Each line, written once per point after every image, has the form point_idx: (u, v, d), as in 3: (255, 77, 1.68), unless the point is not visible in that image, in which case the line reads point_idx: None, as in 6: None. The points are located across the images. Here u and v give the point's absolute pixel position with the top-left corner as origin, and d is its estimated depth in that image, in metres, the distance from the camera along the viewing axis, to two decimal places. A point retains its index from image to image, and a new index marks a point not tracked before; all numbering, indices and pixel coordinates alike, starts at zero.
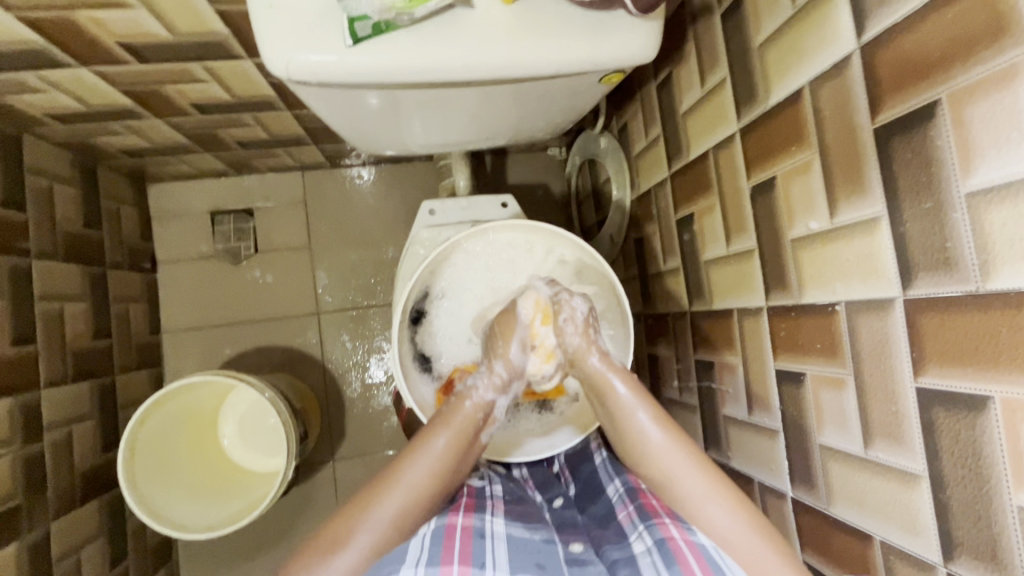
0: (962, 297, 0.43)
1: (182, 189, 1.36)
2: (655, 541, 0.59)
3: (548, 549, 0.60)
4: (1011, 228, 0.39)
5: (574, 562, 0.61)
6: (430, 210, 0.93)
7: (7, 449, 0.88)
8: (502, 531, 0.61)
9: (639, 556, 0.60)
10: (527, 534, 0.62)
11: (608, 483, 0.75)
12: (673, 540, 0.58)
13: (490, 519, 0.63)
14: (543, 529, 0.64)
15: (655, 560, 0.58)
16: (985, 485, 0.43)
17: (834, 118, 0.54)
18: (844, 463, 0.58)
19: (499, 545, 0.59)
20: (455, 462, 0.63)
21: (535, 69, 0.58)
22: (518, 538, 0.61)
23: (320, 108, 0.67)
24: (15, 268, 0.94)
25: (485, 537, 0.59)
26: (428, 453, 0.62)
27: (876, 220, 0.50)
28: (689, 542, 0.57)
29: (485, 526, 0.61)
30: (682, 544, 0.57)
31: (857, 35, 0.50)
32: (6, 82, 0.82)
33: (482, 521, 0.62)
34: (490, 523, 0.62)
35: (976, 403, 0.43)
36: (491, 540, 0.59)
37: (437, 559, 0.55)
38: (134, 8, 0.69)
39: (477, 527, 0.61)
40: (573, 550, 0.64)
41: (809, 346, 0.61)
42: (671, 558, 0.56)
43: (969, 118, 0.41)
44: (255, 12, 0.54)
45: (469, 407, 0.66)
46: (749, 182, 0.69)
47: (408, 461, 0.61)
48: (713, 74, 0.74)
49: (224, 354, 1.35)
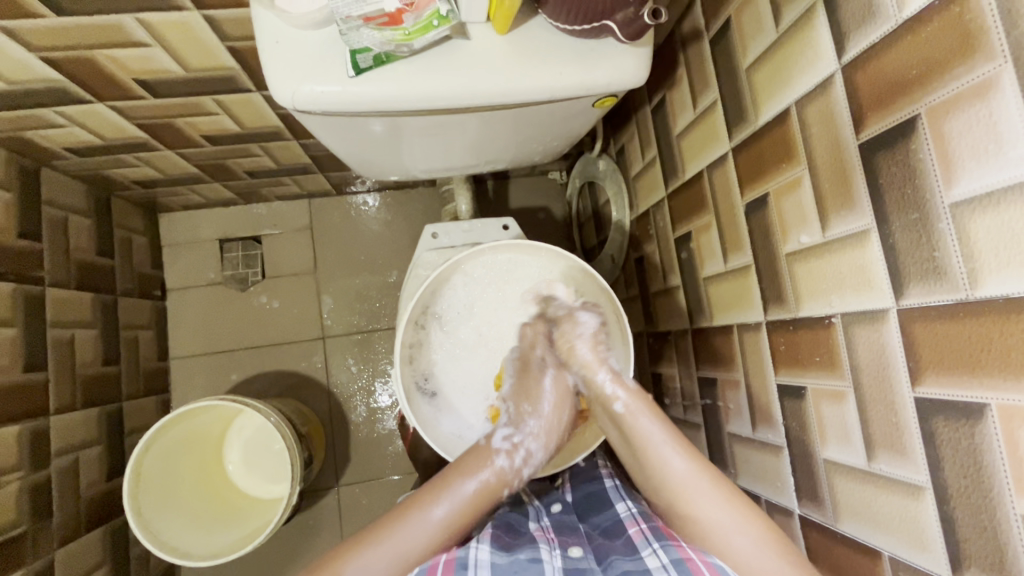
0: (953, 305, 0.44)
1: (192, 218, 1.39)
2: (672, 558, 0.56)
3: (535, 570, 0.57)
4: (996, 236, 0.40)
5: (572, 572, 0.59)
6: (432, 234, 0.95)
7: (14, 476, 0.89)
8: (488, 559, 0.58)
9: (654, 570, 0.56)
10: (510, 557, 0.59)
11: (619, 499, 0.72)
12: (692, 560, 0.55)
13: (474, 546, 0.60)
14: (531, 548, 0.61)
15: None
16: (987, 495, 0.43)
17: (821, 135, 0.56)
18: (849, 477, 0.57)
19: None
20: (480, 507, 0.66)
21: (529, 94, 0.61)
22: (502, 565, 0.58)
23: (326, 135, 0.70)
24: (30, 296, 0.96)
25: (468, 570, 0.57)
26: (455, 494, 0.65)
27: (866, 233, 0.51)
28: (707, 563, 0.55)
29: (468, 556, 0.58)
30: (700, 565, 0.54)
31: (839, 56, 0.52)
32: (26, 119, 0.86)
33: (466, 550, 0.59)
34: (473, 552, 0.59)
35: (972, 410, 0.43)
36: (475, 572, 0.57)
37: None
38: (149, 46, 0.72)
39: (460, 559, 0.58)
40: (571, 557, 0.62)
41: (809, 359, 0.61)
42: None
43: (947, 130, 0.43)
44: (263, 47, 0.57)
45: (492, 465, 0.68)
46: (743, 198, 0.70)
47: (438, 497, 0.65)
48: (705, 97, 0.76)
49: (230, 380, 1.36)
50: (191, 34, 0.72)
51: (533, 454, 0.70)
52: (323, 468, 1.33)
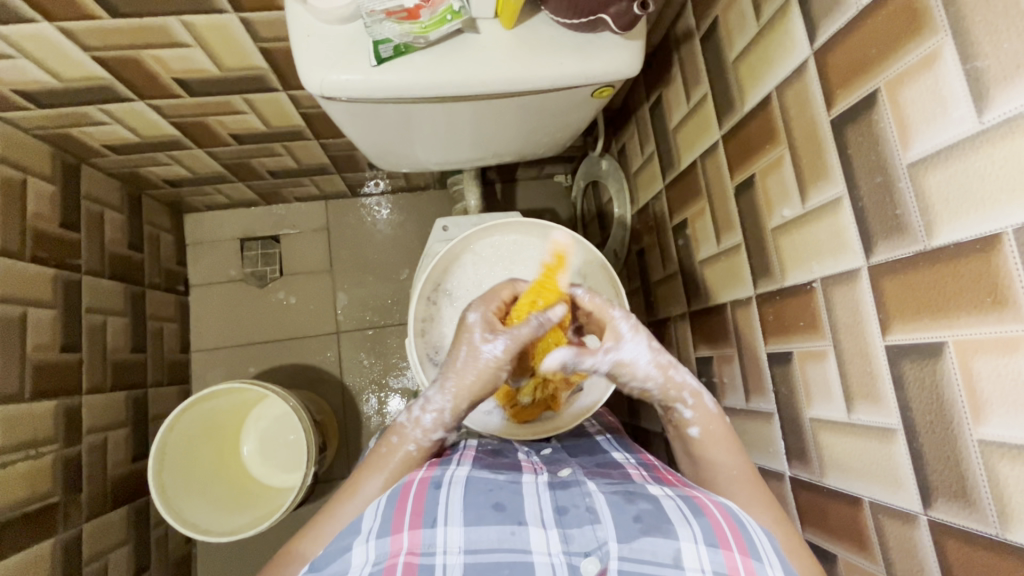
0: (914, 256, 0.48)
1: (215, 218, 1.46)
2: (677, 491, 0.58)
3: (512, 489, 0.58)
4: (946, 190, 0.45)
5: (558, 485, 0.60)
6: (443, 226, 1.01)
7: (49, 448, 0.95)
8: (463, 475, 0.59)
9: (659, 496, 0.57)
10: (491, 476, 0.60)
11: (613, 450, 0.76)
12: (698, 497, 0.56)
13: (452, 469, 0.61)
14: (515, 473, 0.62)
15: (679, 506, 0.55)
16: (949, 427, 0.47)
17: (799, 116, 0.61)
18: (831, 431, 0.61)
19: (455, 491, 0.56)
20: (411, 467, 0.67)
21: (533, 83, 0.67)
22: (479, 480, 0.58)
23: (348, 124, 0.76)
24: (68, 282, 1.03)
25: (442, 487, 0.57)
26: (383, 464, 0.66)
27: (839, 200, 0.56)
28: (714, 501, 0.55)
29: (444, 476, 0.59)
30: (708, 502, 0.55)
31: (811, 43, 0.58)
32: (73, 116, 0.94)
33: (443, 471, 0.60)
34: (449, 472, 0.60)
35: (933, 350, 0.47)
36: (448, 489, 0.57)
37: (389, 525, 0.53)
38: (190, 46, 0.80)
39: (435, 478, 0.59)
40: (558, 476, 0.63)
41: (794, 325, 0.66)
42: (698, 509, 0.54)
43: (903, 99, 0.48)
44: (295, 40, 0.64)
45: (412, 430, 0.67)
46: (732, 182, 0.76)
47: (369, 470, 0.66)
48: (697, 91, 0.82)
49: (248, 372, 1.41)
50: (228, 36, 0.79)
51: (437, 405, 0.67)
52: (335, 458, 1.38)
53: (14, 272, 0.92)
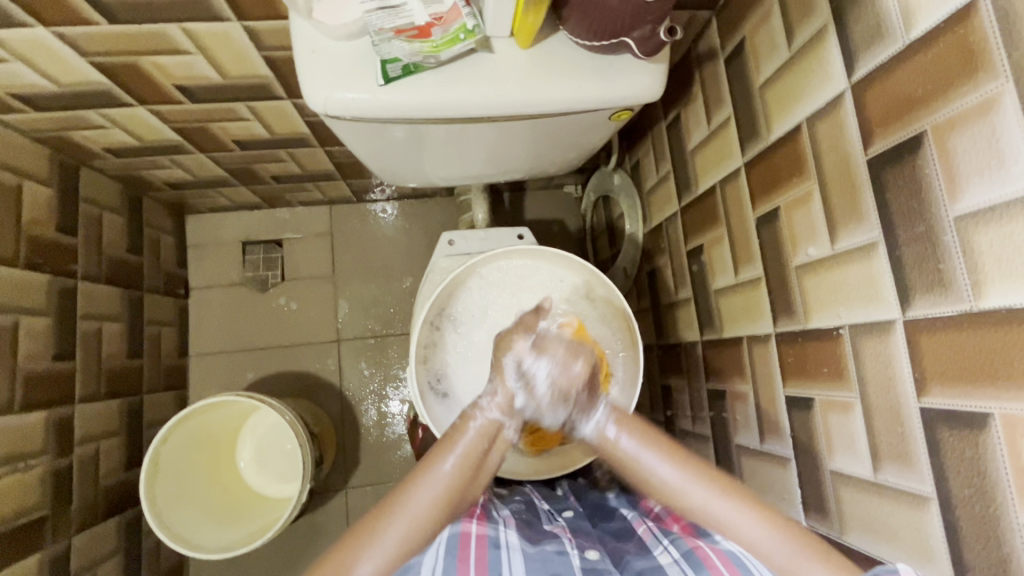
0: (958, 316, 0.45)
1: (217, 220, 1.43)
2: (682, 552, 0.58)
3: (563, 561, 0.58)
4: (998, 249, 0.42)
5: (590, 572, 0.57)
6: (449, 240, 0.98)
7: (39, 460, 0.92)
8: (518, 542, 0.60)
9: (666, 566, 0.58)
10: (538, 547, 0.60)
11: (625, 508, 0.74)
12: (700, 549, 0.57)
13: (504, 530, 0.62)
14: (556, 542, 0.62)
15: (681, 568, 0.56)
16: (991, 503, 0.43)
17: (832, 151, 0.57)
18: (855, 488, 0.57)
19: (515, 556, 0.58)
20: (465, 485, 0.62)
21: (548, 106, 0.64)
22: (532, 553, 0.59)
23: (353, 140, 0.73)
24: (63, 288, 1.01)
25: (501, 548, 0.59)
26: (435, 477, 0.61)
27: (873, 245, 0.53)
28: (716, 549, 0.57)
29: (500, 536, 0.61)
30: (709, 551, 0.57)
31: (849, 75, 0.54)
32: (72, 120, 0.91)
33: (497, 530, 0.61)
34: (504, 533, 0.61)
35: (976, 420, 0.44)
36: (508, 551, 0.59)
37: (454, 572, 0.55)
38: (191, 53, 0.77)
39: (492, 537, 0.60)
40: (588, 558, 0.60)
41: (816, 370, 0.62)
42: (699, 564, 0.56)
43: (953, 146, 0.44)
44: (299, 55, 0.61)
45: (474, 430, 0.64)
46: (754, 212, 0.72)
47: (418, 486, 0.61)
48: (718, 114, 0.78)
49: (246, 379, 1.39)
50: (231, 44, 0.76)
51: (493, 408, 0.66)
52: (332, 469, 1.35)
53: (6, 279, 0.89)
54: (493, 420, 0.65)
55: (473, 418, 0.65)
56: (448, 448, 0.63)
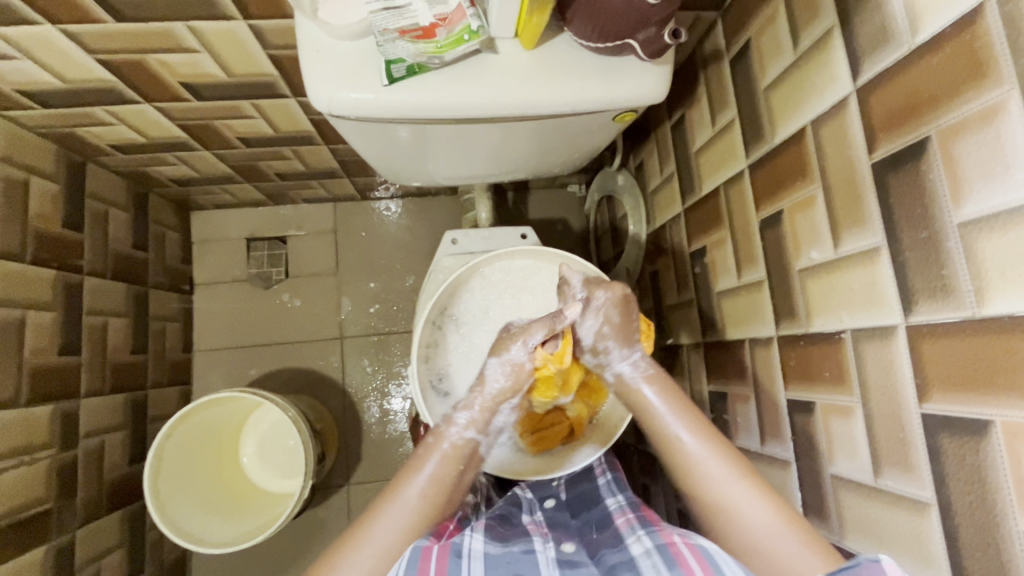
0: (960, 323, 0.45)
1: (222, 216, 1.44)
2: (655, 544, 0.57)
3: (528, 561, 0.57)
4: (1002, 255, 0.41)
5: (565, 564, 0.58)
6: (452, 239, 0.98)
7: (44, 453, 0.93)
8: (481, 548, 0.58)
9: (638, 558, 0.56)
10: (503, 549, 0.59)
11: (608, 495, 0.73)
12: (675, 545, 0.55)
13: (468, 536, 0.59)
14: (524, 542, 0.61)
15: (656, 562, 0.54)
16: (992, 510, 0.43)
17: (836, 154, 0.57)
18: (855, 492, 0.57)
19: (476, 565, 0.56)
20: (434, 503, 0.63)
21: (552, 107, 0.64)
22: (496, 555, 0.58)
23: (357, 139, 0.73)
24: (69, 282, 1.01)
25: (462, 556, 0.56)
26: (401, 501, 0.62)
27: (877, 250, 0.52)
28: (690, 545, 0.54)
29: (463, 543, 0.58)
30: (683, 548, 0.54)
31: (854, 79, 0.54)
32: (79, 116, 0.91)
33: (461, 538, 0.59)
34: (468, 540, 0.59)
35: (978, 427, 0.44)
36: (469, 560, 0.56)
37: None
38: (197, 51, 0.77)
39: (454, 545, 0.57)
40: (563, 551, 0.61)
41: (818, 374, 0.62)
42: (673, 561, 0.53)
43: (957, 152, 0.44)
44: (304, 55, 0.61)
45: (442, 452, 0.66)
46: (757, 214, 0.72)
47: (385, 513, 0.61)
48: (723, 115, 0.78)
49: (249, 375, 1.40)
50: (237, 43, 0.76)
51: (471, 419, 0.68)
52: (334, 466, 1.36)
53: (14, 275, 0.90)
54: (466, 438, 0.67)
55: (442, 439, 0.67)
56: (413, 472, 0.64)
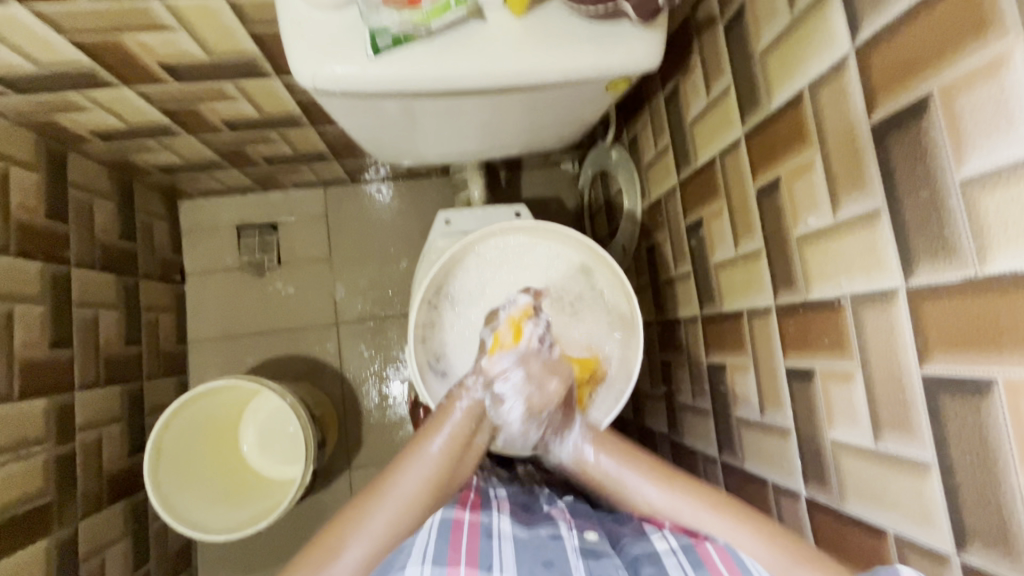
0: (962, 283, 0.44)
1: (211, 204, 1.42)
2: (681, 545, 0.59)
3: (556, 546, 0.57)
4: (1004, 211, 0.41)
5: (588, 555, 0.58)
6: (446, 219, 0.96)
7: (40, 447, 0.92)
8: (510, 530, 0.59)
9: (664, 553, 0.58)
10: (530, 533, 0.59)
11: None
12: (701, 547, 0.58)
13: (496, 516, 0.61)
14: (549, 526, 0.61)
15: (680, 561, 0.56)
16: (993, 468, 0.44)
17: (834, 118, 0.56)
18: (855, 457, 0.58)
19: (507, 546, 0.56)
20: (455, 461, 0.63)
21: (544, 78, 0.62)
22: (525, 540, 0.58)
23: (345, 117, 0.71)
24: (56, 275, 1.00)
25: (493, 536, 0.57)
26: (421, 458, 0.62)
27: (877, 213, 0.52)
28: (717, 547, 0.58)
29: (491, 524, 0.59)
30: (709, 550, 0.58)
31: (853, 38, 0.53)
32: (55, 102, 0.89)
33: (489, 518, 0.60)
34: (496, 521, 0.60)
35: (980, 386, 0.44)
36: (500, 540, 0.57)
37: (445, 557, 0.53)
38: (174, 29, 0.75)
39: (484, 525, 0.59)
40: (588, 541, 0.60)
41: (818, 342, 0.61)
42: (698, 563, 0.56)
43: (960, 108, 0.43)
44: (285, 29, 0.59)
45: (463, 412, 0.65)
46: (754, 183, 0.70)
47: (405, 467, 0.62)
48: (718, 83, 0.76)
49: (246, 363, 1.39)
50: (216, 19, 0.74)
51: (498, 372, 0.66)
52: (335, 452, 1.36)
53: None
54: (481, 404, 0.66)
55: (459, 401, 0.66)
56: (436, 429, 0.64)
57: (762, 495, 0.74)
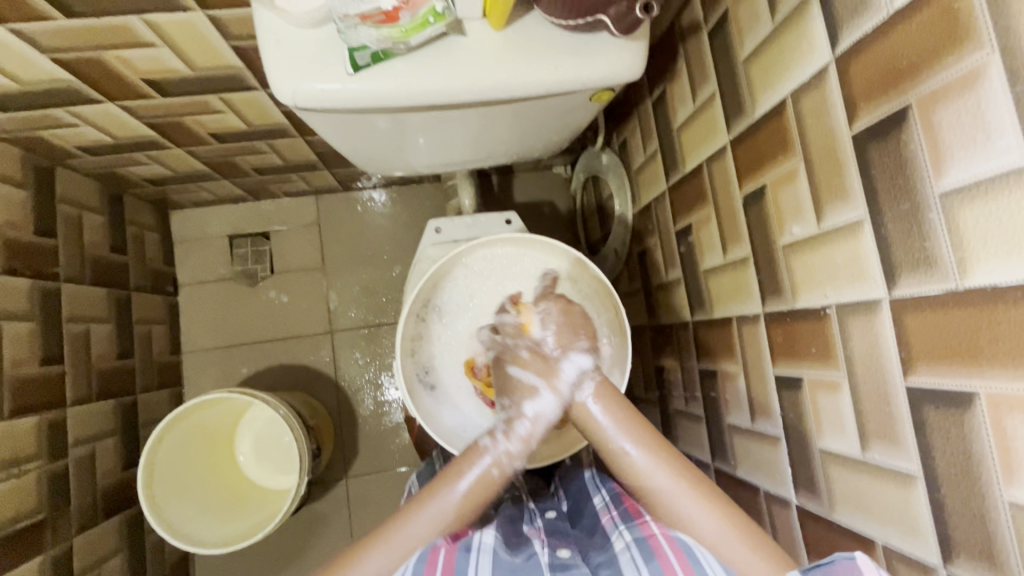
0: (944, 295, 0.44)
1: (203, 215, 1.41)
2: (635, 537, 0.57)
3: (530, 564, 0.58)
4: (983, 224, 0.41)
5: (558, 568, 0.59)
6: (436, 228, 0.95)
7: (33, 464, 0.92)
8: (490, 544, 0.60)
9: (620, 551, 0.57)
10: (510, 552, 0.60)
11: (595, 491, 0.73)
12: (654, 538, 0.56)
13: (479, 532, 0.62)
14: (527, 548, 0.62)
15: (634, 556, 0.55)
16: (976, 481, 0.43)
17: (817, 127, 0.56)
18: (843, 466, 0.57)
19: (484, 559, 0.58)
20: (470, 515, 0.60)
21: (526, 91, 0.62)
22: (503, 556, 0.59)
23: (329, 131, 0.71)
24: (46, 291, 0.99)
25: (472, 550, 0.59)
26: (435, 509, 0.59)
27: (860, 223, 0.52)
28: (669, 539, 0.55)
29: (473, 539, 0.60)
30: (662, 540, 0.55)
31: (833, 47, 0.52)
32: (40, 119, 0.88)
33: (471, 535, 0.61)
34: (478, 536, 0.61)
35: (962, 399, 0.44)
36: (478, 553, 0.58)
37: None
38: (156, 45, 0.74)
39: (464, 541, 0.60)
40: (558, 555, 0.61)
41: (805, 350, 0.61)
42: (649, 553, 0.54)
43: (937, 121, 0.43)
44: (264, 46, 0.59)
45: (484, 468, 0.61)
46: (741, 190, 0.70)
47: (415, 517, 0.59)
48: (703, 90, 0.76)
49: (240, 373, 1.38)
50: (198, 34, 0.73)
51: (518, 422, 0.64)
52: (331, 460, 1.36)
53: None
54: (507, 471, 0.62)
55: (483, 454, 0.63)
56: (452, 479, 0.61)
57: (754, 502, 0.74)
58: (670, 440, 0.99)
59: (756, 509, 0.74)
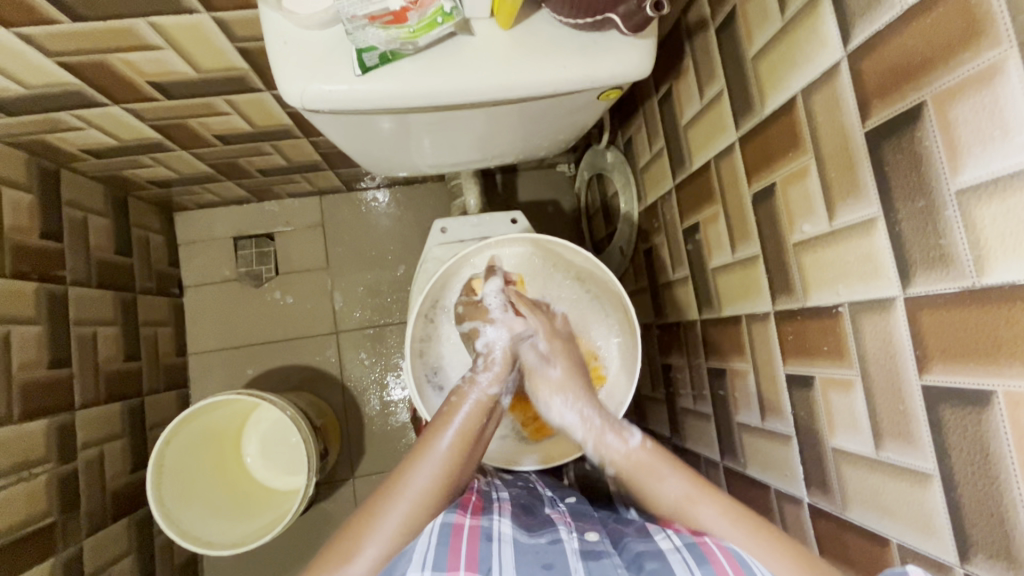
0: (960, 293, 0.44)
1: (207, 216, 1.41)
2: (685, 542, 0.57)
3: (557, 549, 0.57)
4: (1001, 222, 0.40)
5: (589, 556, 0.57)
6: (442, 228, 0.95)
7: (43, 467, 0.93)
8: (511, 533, 0.59)
9: (667, 552, 0.56)
10: (531, 539, 0.59)
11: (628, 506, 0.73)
12: (704, 544, 0.56)
13: (498, 520, 0.60)
14: (551, 532, 0.61)
15: (684, 558, 0.55)
16: (995, 480, 0.43)
17: (828, 123, 0.55)
18: (857, 465, 0.57)
19: (507, 549, 0.56)
20: (465, 453, 0.66)
21: (534, 90, 0.61)
22: (526, 544, 0.58)
23: (335, 132, 0.71)
24: (53, 295, 0.99)
25: (494, 539, 0.57)
26: (433, 455, 0.64)
27: (873, 221, 0.51)
28: (719, 545, 0.56)
29: (493, 527, 0.59)
30: (713, 546, 0.56)
31: (844, 44, 0.52)
32: (46, 123, 0.88)
33: (490, 522, 0.60)
34: (497, 524, 0.60)
35: (979, 398, 0.43)
36: (500, 542, 0.57)
37: (444, 562, 0.53)
38: (162, 48, 0.74)
39: (485, 528, 0.58)
40: (587, 541, 0.60)
41: (817, 349, 0.61)
42: (702, 557, 0.54)
43: (953, 117, 0.43)
44: (272, 48, 0.59)
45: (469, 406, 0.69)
46: (750, 188, 0.70)
47: (417, 464, 0.63)
48: (710, 87, 0.76)
49: (246, 375, 1.38)
50: (203, 36, 0.73)
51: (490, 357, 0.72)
52: (338, 460, 1.36)
53: None
54: (490, 395, 0.70)
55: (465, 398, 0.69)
56: (444, 424, 0.67)
57: (765, 500, 0.74)
58: (678, 438, 0.98)
59: (766, 507, 0.74)
